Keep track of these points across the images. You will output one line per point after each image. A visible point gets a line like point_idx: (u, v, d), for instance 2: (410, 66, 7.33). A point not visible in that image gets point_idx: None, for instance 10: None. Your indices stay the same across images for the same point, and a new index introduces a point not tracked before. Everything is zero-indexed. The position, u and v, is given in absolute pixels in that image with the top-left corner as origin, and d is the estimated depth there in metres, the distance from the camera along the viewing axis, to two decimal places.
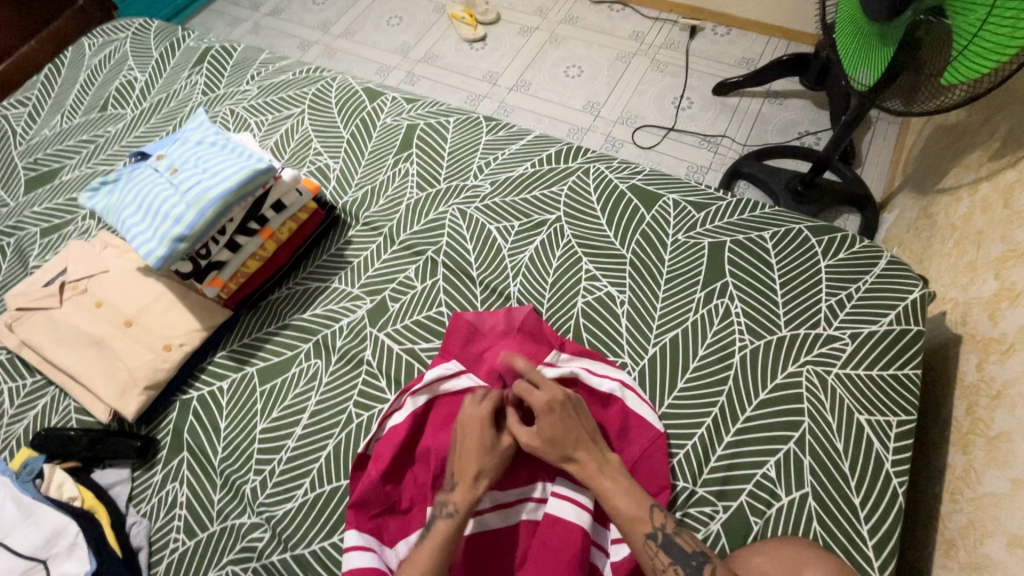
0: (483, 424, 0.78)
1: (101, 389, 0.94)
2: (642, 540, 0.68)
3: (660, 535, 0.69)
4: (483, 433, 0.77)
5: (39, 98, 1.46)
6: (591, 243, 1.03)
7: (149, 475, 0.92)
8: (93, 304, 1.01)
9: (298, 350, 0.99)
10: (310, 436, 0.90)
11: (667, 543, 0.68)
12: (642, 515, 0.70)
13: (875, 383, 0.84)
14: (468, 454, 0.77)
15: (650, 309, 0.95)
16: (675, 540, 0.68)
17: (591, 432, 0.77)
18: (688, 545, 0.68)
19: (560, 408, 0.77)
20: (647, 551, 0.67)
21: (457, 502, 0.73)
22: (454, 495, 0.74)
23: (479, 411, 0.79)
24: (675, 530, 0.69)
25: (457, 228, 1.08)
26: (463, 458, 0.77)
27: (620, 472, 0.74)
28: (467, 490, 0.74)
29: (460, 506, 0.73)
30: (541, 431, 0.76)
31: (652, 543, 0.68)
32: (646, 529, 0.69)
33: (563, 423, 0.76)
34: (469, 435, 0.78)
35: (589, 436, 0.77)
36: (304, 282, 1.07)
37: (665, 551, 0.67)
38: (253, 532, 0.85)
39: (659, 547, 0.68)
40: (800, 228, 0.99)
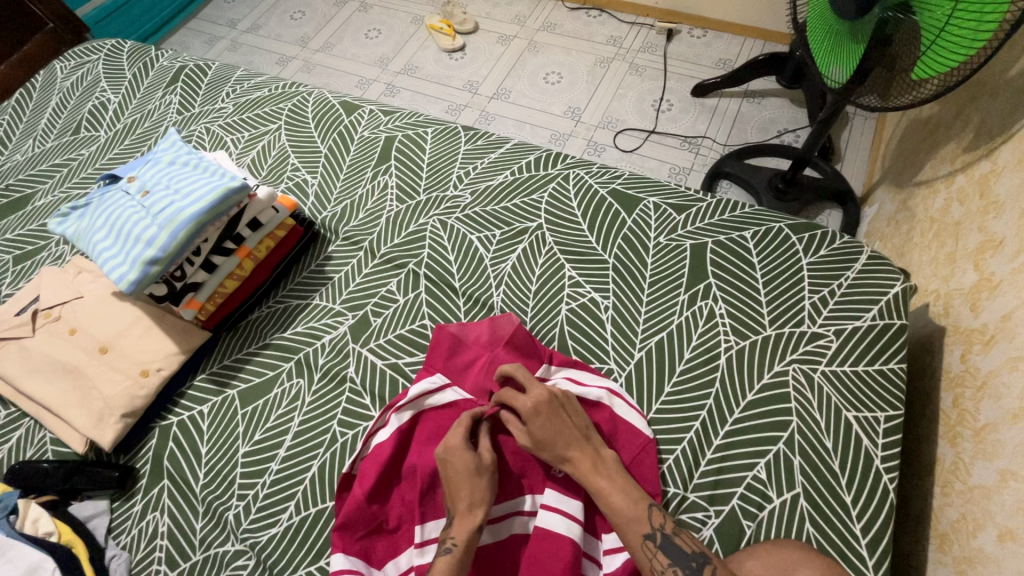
0: (464, 448, 0.76)
1: (77, 419, 0.91)
2: (640, 541, 0.67)
3: (658, 536, 0.68)
4: (467, 458, 0.75)
5: (11, 123, 1.44)
6: (573, 249, 1.02)
7: (128, 505, 0.90)
8: (67, 332, 0.99)
9: (280, 369, 0.97)
10: (294, 458, 0.88)
11: (666, 544, 0.67)
12: (640, 515, 0.69)
13: (861, 379, 0.84)
14: (458, 482, 0.74)
15: (635, 314, 0.94)
16: (673, 540, 0.67)
17: (580, 430, 0.77)
18: (687, 546, 0.67)
19: (545, 409, 0.77)
20: (645, 552, 0.66)
21: (458, 532, 0.71)
22: (453, 529, 0.72)
23: (458, 437, 0.77)
24: (674, 530, 0.68)
25: (438, 239, 1.07)
26: (453, 485, 0.75)
27: (614, 470, 0.74)
28: (465, 520, 0.72)
29: (459, 538, 0.71)
30: (531, 432, 0.76)
31: (651, 543, 0.67)
32: (644, 530, 0.68)
33: (551, 423, 0.76)
34: (454, 468, 0.74)
35: (580, 433, 0.77)
36: (284, 301, 1.05)
37: (664, 552, 0.66)
38: (237, 559, 0.83)
39: (658, 547, 0.67)
40: (780, 226, 0.99)
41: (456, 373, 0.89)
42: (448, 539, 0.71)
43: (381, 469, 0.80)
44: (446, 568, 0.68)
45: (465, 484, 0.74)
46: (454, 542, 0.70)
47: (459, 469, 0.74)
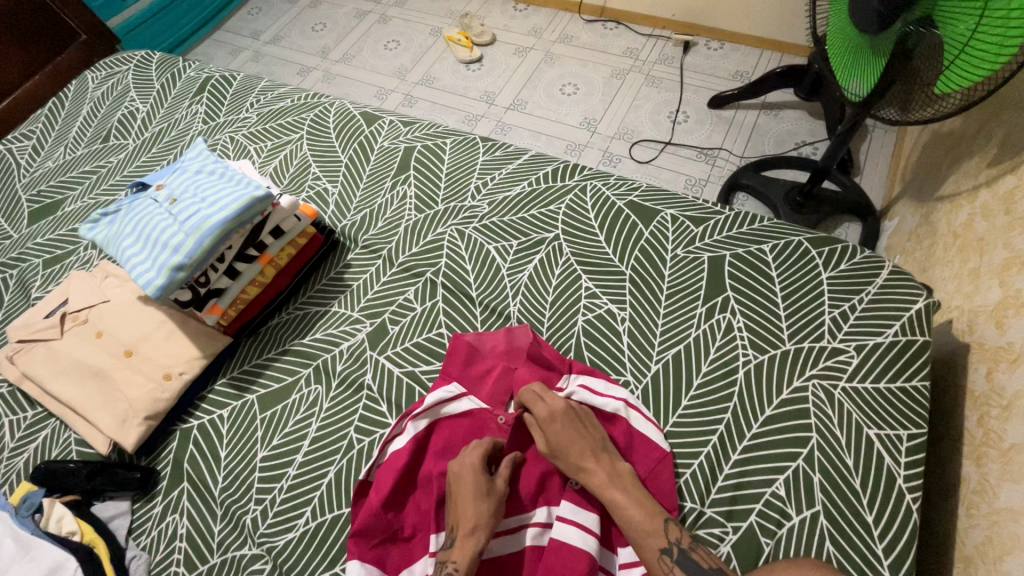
0: (476, 470, 0.77)
1: (101, 420, 0.93)
2: (657, 555, 0.67)
3: (675, 550, 0.67)
4: (477, 479, 0.76)
5: (43, 131, 1.48)
6: (590, 260, 1.03)
7: (149, 506, 0.91)
8: (94, 335, 1.01)
9: (298, 375, 0.98)
10: (311, 463, 0.89)
11: (683, 558, 0.66)
12: (657, 528, 0.69)
13: (882, 396, 0.83)
14: (463, 502, 0.75)
15: (652, 326, 0.94)
16: (690, 555, 0.67)
17: (598, 439, 0.78)
18: (704, 561, 0.66)
19: (563, 416, 0.79)
20: (662, 566, 0.66)
21: (460, 557, 0.71)
22: (453, 554, 0.71)
23: (473, 457, 0.79)
24: (691, 546, 0.68)
25: (456, 249, 1.08)
26: (459, 506, 0.75)
27: (629, 481, 0.75)
28: (465, 544, 0.72)
29: (460, 562, 0.70)
30: (547, 439, 0.78)
31: (668, 558, 0.67)
32: (660, 544, 0.68)
33: (565, 429, 0.78)
34: (463, 487, 0.76)
35: (595, 443, 0.78)
36: (304, 308, 1.07)
37: (681, 566, 0.66)
38: (253, 563, 0.84)
39: (675, 561, 0.66)
40: (799, 240, 0.99)
41: (471, 384, 0.89)
42: (449, 564, 0.71)
43: (395, 478, 0.81)
44: None
45: (472, 505, 0.74)
46: (455, 567, 0.70)
47: (467, 486, 0.76)
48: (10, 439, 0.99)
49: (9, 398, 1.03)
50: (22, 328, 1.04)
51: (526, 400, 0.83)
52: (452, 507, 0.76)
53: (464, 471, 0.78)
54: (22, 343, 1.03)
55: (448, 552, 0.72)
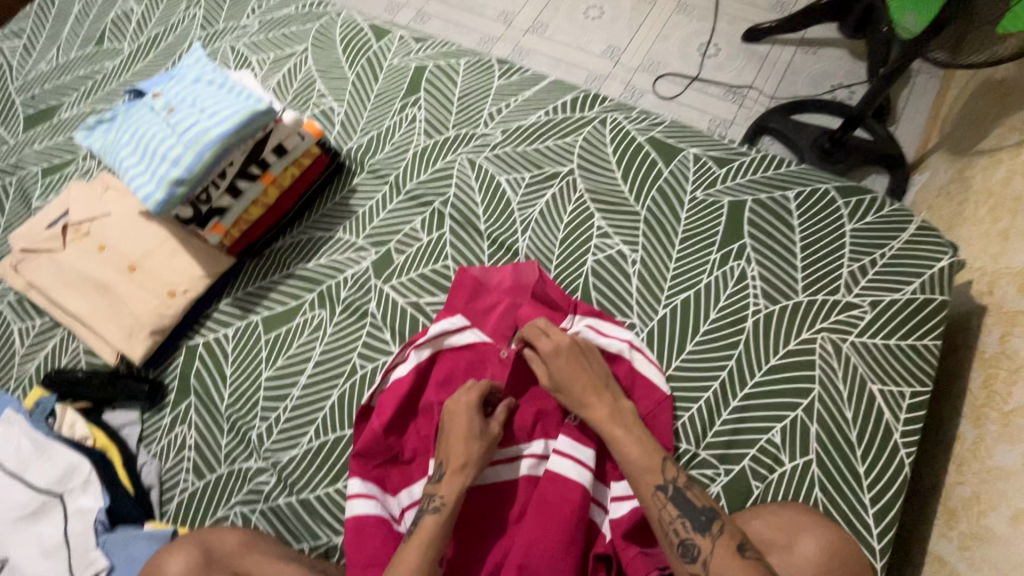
0: (471, 411, 0.76)
1: (109, 333, 0.95)
2: (652, 492, 0.67)
3: (671, 488, 0.67)
4: (471, 420, 0.75)
5: (33, 29, 1.39)
6: (605, 198, 0.98)
7: (158, 417, 0.93)
8: (96, 248, 1.00)
9: (303, 299, 0.98)
10: (315, 385, 0.91)
11: (678, 496, 0.66)
12: (655, 465, 0.68)
13: (891, 353, 0.81)
14: (453, 441, 0.75)
15: (663, 269, 0.91)
16: (686, 494, 0.66)
17: (601, 376, 0.77)
18: (699, 500, 0.66)
19: (567, 352, 0.77)
20: (656, 502, 0.66)
21: (447, 489, 0.72)
22: (441, 487, 0.73)
23: (468, 397, 0.78)
24: (687, 484, 0.67)
25: (466, 179, 1.03)
26: (449, 443, 0.75)
27: (631, 420, 0.73)
28: (454, 481, 0.72)
29: (447, 497, 0.72)
30: (551, 373, 0.77)
31: (662, 495, 0.67)
32: (657, 481, 0.68)
33: (569, 363, 0.77)
34: (456, 425, 0.76)
35: (598, 380, 0.76)
36: (308, 231, 1.04)
37: (674, 504, 0.66)
38: (259, 475, 0.87)
39: (670, 498, 0.66)
40: (826, 188, 0.94)
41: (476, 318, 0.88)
42: (437, 498, 0.72)
43: (397, 403, 0.82)
44: (435, 521, 0.70)
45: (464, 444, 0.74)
46: (442, 502, 0.71)
47: (458, 427, 0.75)
48: (21, 346, 1.01)
49: (16, 306, 1.04)
50: (24, 237, 1.03)
51: (527, 334, 0.81)
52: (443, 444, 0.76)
53: (457, 410, 0.77)
54: (26, 252, 1.02)
55: (436, 486, 0.73)
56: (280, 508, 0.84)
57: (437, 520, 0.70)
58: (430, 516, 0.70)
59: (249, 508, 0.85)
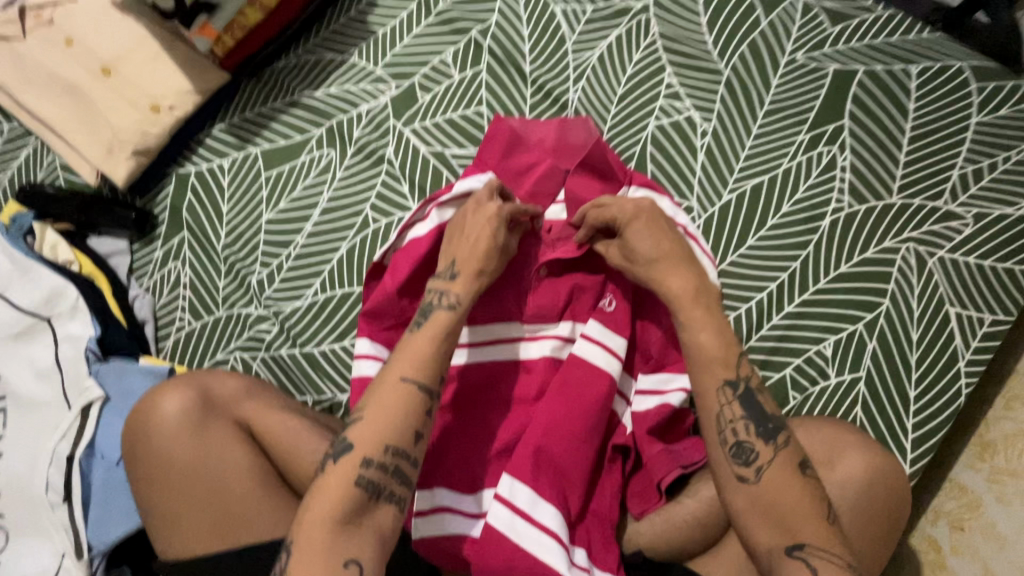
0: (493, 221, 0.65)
1: (85, 146, 0.82)
2: (717, 387, 0.54)
3: (741, 387, 0.54)
4: (491, 220, 0.65)
5: None
6: (681, 49, 0.80)
7: (149, 250, 0.85)
8: (62, 42, 0.83)
9: (308, 135, 0.84)
10: (321, 234, 0.81)
11: (747, 396, 0.54)
12: (729, 359, 0.55)
13: (981, 274, 0.71)
14: (465, 240, 0.66)
15: (738, 146, 0.76)
16: (755, 396, 0.54)
17: (679, 244, 0.62)
18: (769, 406, 0.54)
19: (648, 215, 0.63)
20: (720, 399, 0.54)
21: (462, 295, 0.63)
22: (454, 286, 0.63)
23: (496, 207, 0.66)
24: (759, 387, 0.55)
25: (512, 3, 0.83)
26: (462, 246, 0.66)
27: (715, 302, 0.58)
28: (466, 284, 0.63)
29: (463, 297, 0.62)
30: (623, 241, 0.63)
31: (730, 392, 0.54)
32: (726, 375, 0.54)
33: (649, 231, 0.63)
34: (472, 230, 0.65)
35: (675, 248, 0.62)
36: (315, 52, 0.87)
37: (740, 403, 0.54)
38: (260, 323, 0.81)
39: (736, 398, 0.54)
40: (960, 66, 0.75)
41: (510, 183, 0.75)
42: (450, 296, 0.62)
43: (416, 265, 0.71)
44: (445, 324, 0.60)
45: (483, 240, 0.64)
46: (457, 301, 0.62)
47: (475, 225, 0.65)
48: None
49: None
50: None
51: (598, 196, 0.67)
52: (452, 243, 0.66)
53: (478, 210, 0.66)
54: None
55: (448, 283, 0.63)
56: (282, 358, 0.79)
57: (450, 317, 0.61)
58: (439, 313, 0.61)
59: (250, 356, 0.80)
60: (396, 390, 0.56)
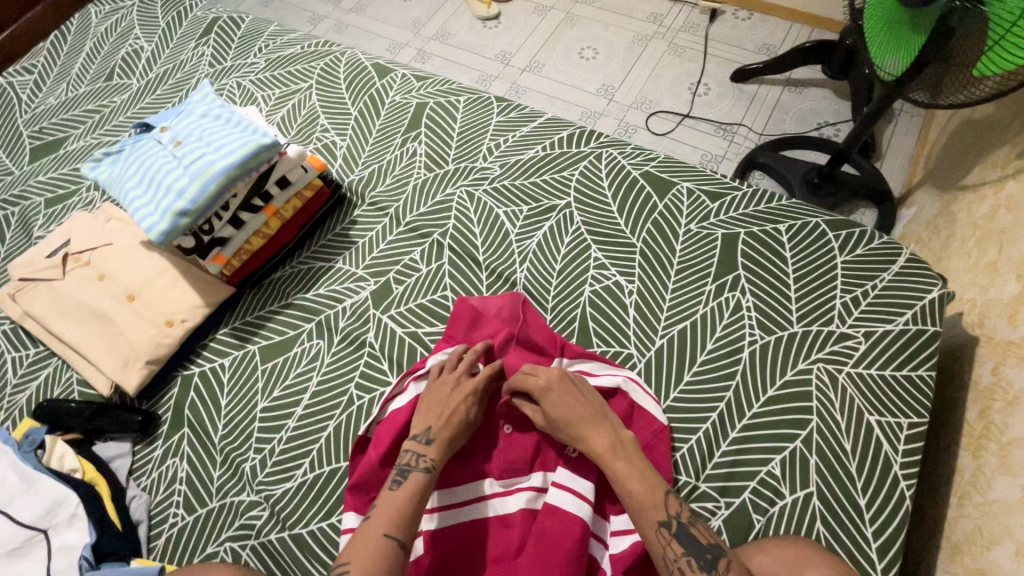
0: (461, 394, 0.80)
1: (103, 362, 0.94)
2: (655, 529, 0.65)
3: (674, 524, 0.65)
4: (456, 393, 0.80)
5: (45, 66, 1.43)
6: (601, 230, 1.01)
7: (149, 450, 0.92)
8: (96, 277, 1.00)
9: (301, 329, 0.98)
10: (311, 416, 0.90)
11: (681, 532, 0.65)
12: (657, 501, 0.67)
13: (886, 383, 0.82)
14: (438, 407, 0.78)
15: (659, 300, 0.93)
16: (689, 530, 0.65)
17: (598, 409, 0.76)
18: (703, 537, 0.65)
19: (558, 387, 0.77)
20: (659, 539, 0.64)
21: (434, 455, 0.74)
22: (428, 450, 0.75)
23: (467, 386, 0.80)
24: (690, 520, 0.66)
25: (465, 210, 1.05)
26: (434, 412, 0.78)
27: (632, 453, 0.72)
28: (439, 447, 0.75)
29: (437, 459, 0.74)
30: (546, 411, 0.76)
31: (666, 532, 0.65)
32: (660, 516, 0.66)
33: (563, 400, 0.76)
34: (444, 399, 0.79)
35: (595, 412, 0.75)
36: (308, 262, 1.05)
37: (679, 541, 0.64)
38: (251, 509, 0.85)
39: (673, 536, 0.64)
40: (816, 221, 0.96)
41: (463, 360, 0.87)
42: (427, 458, 0.74)
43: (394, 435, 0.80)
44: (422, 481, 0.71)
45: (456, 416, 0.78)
46: (432, 463, 0.73)
47: (447, 399, 0.79)
48: (13, 376, 1.00)
49: (11, 336, 1.03)
50: (24, 267, 1.03)
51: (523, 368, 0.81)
52: (425, 411, 0.79)
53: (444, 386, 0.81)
54: (24, 281, 1.02)
55: (424, 447, 0.75)
56: (271, 545, 0.82)
57: (426, 477, 0.72)
58: (417, 473, 0.72)
59: (240, 544, 0.82)
60: (378, 545, 0.65)
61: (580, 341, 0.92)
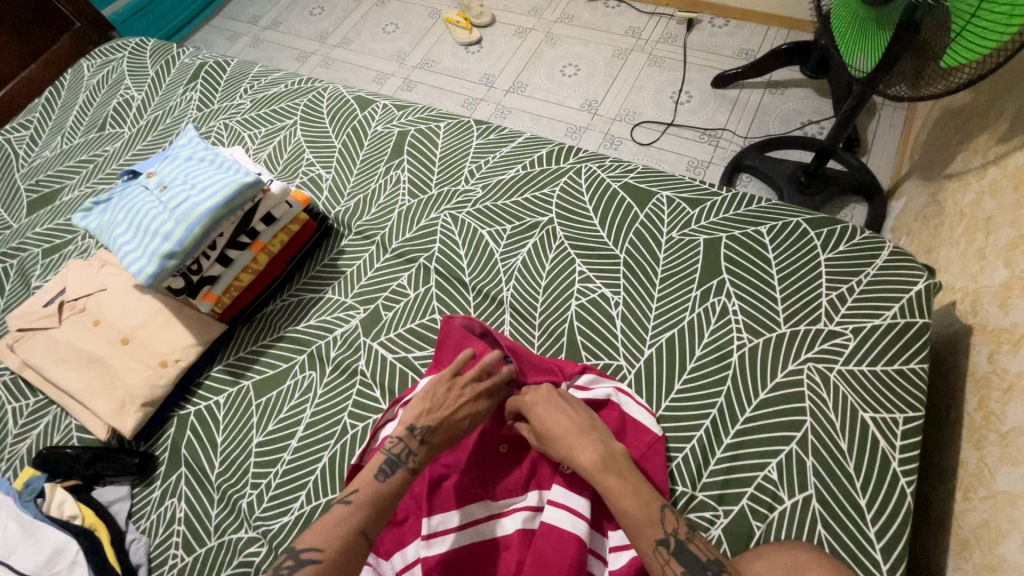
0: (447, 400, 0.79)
1: (100, 408, 0.95)
2: (653, 547, 0.63)
3: (672, 542, 0.64)
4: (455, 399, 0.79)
5: (41, 121, 1.48)
6: (584, 244, 1.02)
7: (148, 491, 0.93)
8: (91, 323, 1.02)
9: (293, 361, 0.99)
10: (306, 447, 0.90)
11: (680, 550, 0.63)
12: (653, 518, 0.65)
13: (879, 379, 0.81)
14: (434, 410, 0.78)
15: (646, 309, 0.94)
16: (688, 547, 0.63)
17: (588, 421, 0.75)
18: (702, 553, 0.63)
19: (547, 401, 0.78)
20: (658, 558, 0.62)
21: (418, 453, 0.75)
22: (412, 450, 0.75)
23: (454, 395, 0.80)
24: (688, 536, 0.64)
25: (449, 233, 1.07)
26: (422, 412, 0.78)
27: (623, 467, 0.70)
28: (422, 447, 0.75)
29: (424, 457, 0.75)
30: (535, 426, 0.76)
31: (664, 550, 0.63)
32: (657, 534, 0.64)
33: (552, 414, 0.76)
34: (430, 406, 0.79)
35: (584, 425, 0.75)
36: (298, 294, 1.07)
37: (678, 560, 0.62)
38: (250, 546, 0.85)
39: (672, 554, 0.63)
40: (797, 221, 0.96)
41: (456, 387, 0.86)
42: (415, 457, 0.74)
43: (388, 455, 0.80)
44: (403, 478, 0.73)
45: (453, 424, 0.77)
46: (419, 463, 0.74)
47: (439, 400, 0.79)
48: (14, 426, 1.01)
49: (12, 386, 1.05)
50: (21, 317, 1.06)
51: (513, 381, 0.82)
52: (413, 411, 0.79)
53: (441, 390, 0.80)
54: (22, 331, 1.04)
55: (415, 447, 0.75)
56: None
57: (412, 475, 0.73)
58: (401, 471, 0.73)
59: None
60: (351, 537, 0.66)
61: (569, 355, 0.93)
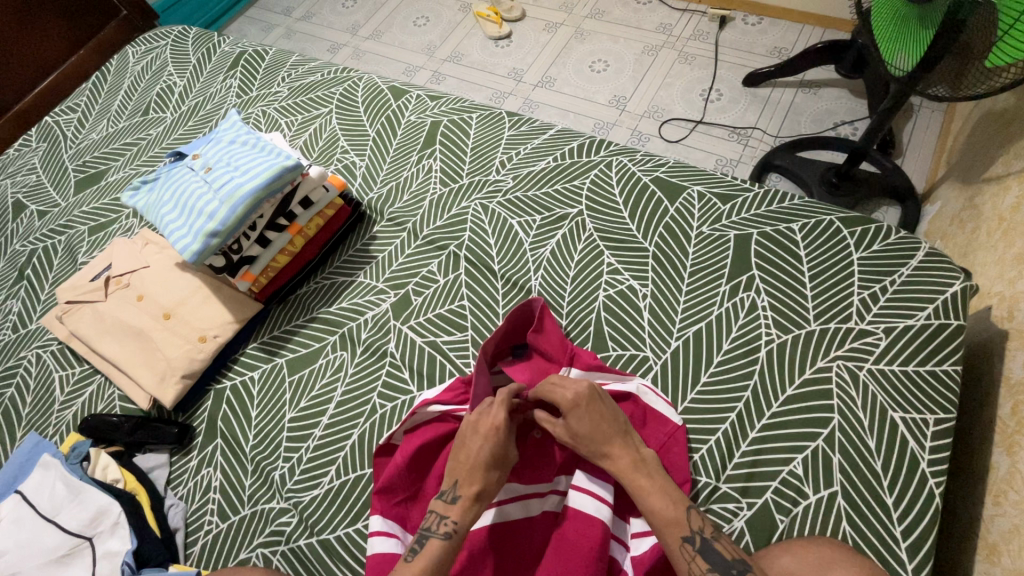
0: (489, 436, 0.72)
1: (142, 378, 0.99)
2: (679, 544, 0.64)
3: (698, 539, 0.64)
4: (495, 447, 0.72)
5: (87, 105, 1.54)
6: (614, 236, 1.03)
7: (185, 460, 0.97)
8: (135, 298, 1.06)
9: (325, 341, 1.02)
10: (335, 425, 0.93)
11: (705, 548, 0.63)
12: (680, 517, 0.65)
13: (910, 380, 0.80)
14: (472, 468, 0.72)
15: (674, 301, 0.94)
16: (713, 546, 0.64)
17: (620, 425, 0.73)
18: (727, 552, 0.63)
19: (587, 401, 0.73)
20: (683, 554, 0.63)
21: (462, 517, 0.69)
22: (453, 510, 0.70)
23: (496, 416, 0.74)
24: (714, 535, 0.65)
25: (480, 222, 1.09)
26: (467, 465, 0.72)
27: (654, 470, 0.70)
28: (468, 506, 0.70)
29: (460, 523, 0.69)
30: (570, 427, 0.73)
31: (690, 547, 0.63)
32: (683, 532, 0.65)
33: (591, 414, 0.72)
34: (470, 451, 0.72)
35: (618, 428, 0.73)
36: (331, 277, 1.10)
37: (703, 557, 0.63)
38: (281, 516, 0.88)
39: (698, 551, 0.63)
40: (830, 219, 0.96)
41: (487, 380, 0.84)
42: (449, 522, 0.69)
43: (436, 438, 0.82)
44: (441, 547, 0.67)
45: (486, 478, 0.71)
46: (454, 528, 0.69)
47: (471, 444, 0.73)
48: (61, 393, 1.06)
49: (59, 356, 1.10)
50: (70, 291, 1.11)
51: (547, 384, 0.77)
52: (452, 462, 0.74)
53: (478, 432, 0.73)
54: (70, 304, 1.09)
55: (448, 507, 0.70)
56: (300, 550, 0.84)
57: (446, 543, 0.68)
58: (435, 539, 0.68)
59: (271, 550, 0.85)
60: None
61: (595, 345, 0.94)
